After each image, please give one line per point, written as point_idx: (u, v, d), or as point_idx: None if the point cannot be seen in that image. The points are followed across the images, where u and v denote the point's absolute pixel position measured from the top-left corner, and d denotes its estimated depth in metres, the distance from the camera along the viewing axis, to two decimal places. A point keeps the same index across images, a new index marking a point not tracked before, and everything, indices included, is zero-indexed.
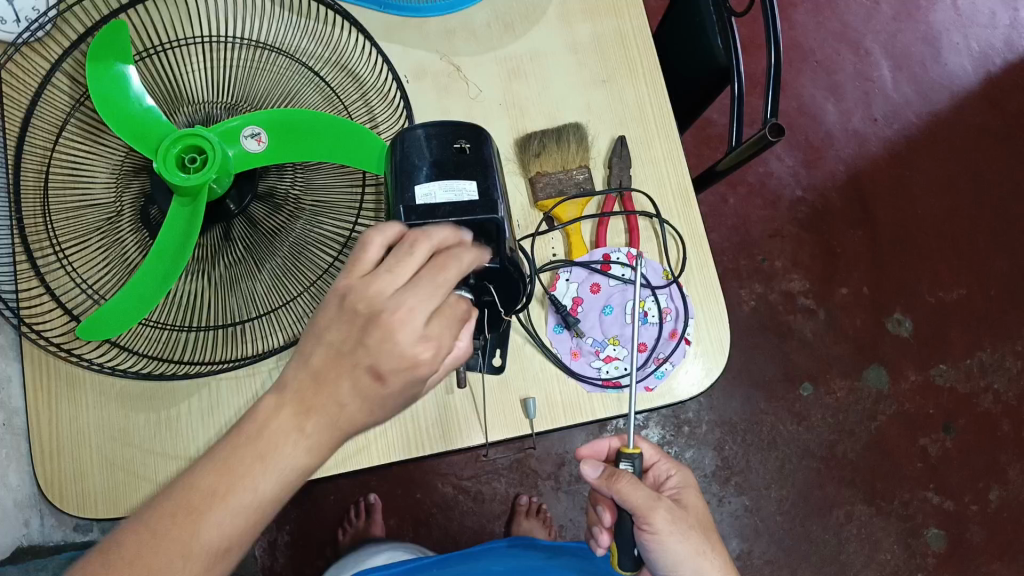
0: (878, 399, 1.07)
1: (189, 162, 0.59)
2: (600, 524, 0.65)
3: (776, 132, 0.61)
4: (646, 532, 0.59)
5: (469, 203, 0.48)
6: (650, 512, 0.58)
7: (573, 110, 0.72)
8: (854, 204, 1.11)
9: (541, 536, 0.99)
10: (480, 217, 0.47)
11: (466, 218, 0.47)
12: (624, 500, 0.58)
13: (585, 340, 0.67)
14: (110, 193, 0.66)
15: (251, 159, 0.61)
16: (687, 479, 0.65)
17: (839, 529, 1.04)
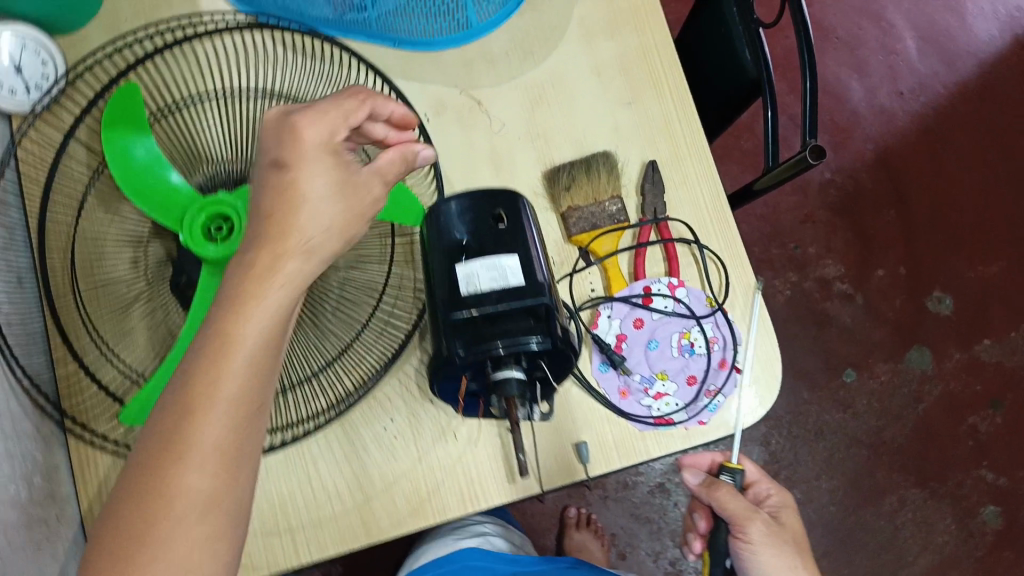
0: (924, 380, 1.05)
1: (215, 231, 0.63)
2: (697, 531, 0.64)
3: (818, 155, 0.59)
4: (741, 542, 0.56)
5: (516, 287, 0.46)
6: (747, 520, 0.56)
7: (602, 137, 0.69)
8: (885, 183, 1.09)
9: (595, 548, 0.99)
10: (529, 302, 0.45)
11: (514, 304, 0.45)
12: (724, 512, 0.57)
13: (632, 378, 0.65)
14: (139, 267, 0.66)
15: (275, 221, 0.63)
16: (785, 499, 0.61)
17: (893, 516, 1.03)
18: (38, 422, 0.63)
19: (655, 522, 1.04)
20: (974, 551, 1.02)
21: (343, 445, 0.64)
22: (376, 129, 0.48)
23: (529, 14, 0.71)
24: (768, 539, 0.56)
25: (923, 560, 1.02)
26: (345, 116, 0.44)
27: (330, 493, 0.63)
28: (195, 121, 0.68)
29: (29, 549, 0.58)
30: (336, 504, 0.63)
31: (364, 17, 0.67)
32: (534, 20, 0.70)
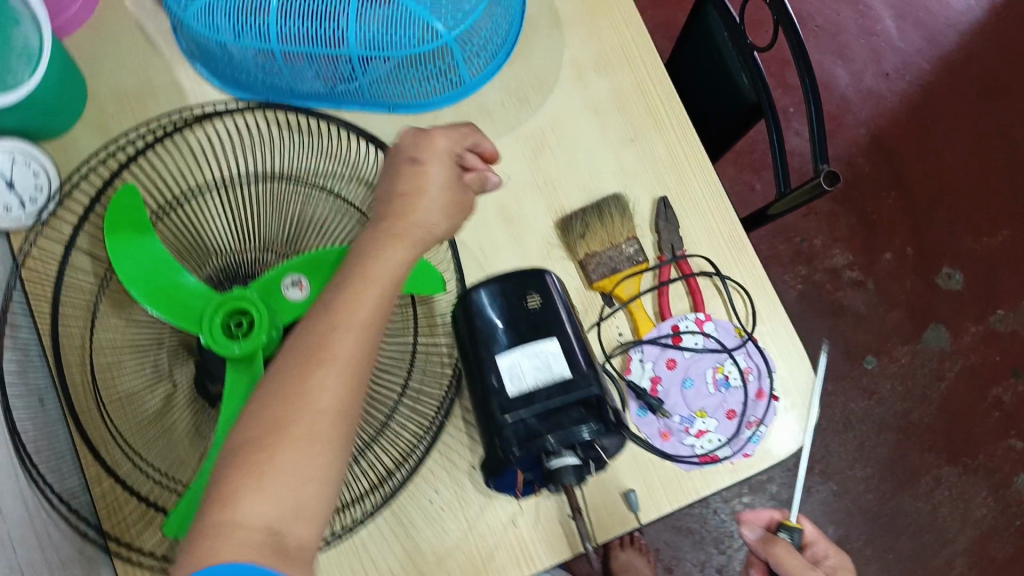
0: (944, 358, 1.05)
1: (236, 328, 0.62)
2: None
3: (831, 180, 0.58)
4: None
5: (563, 380, 0.46)
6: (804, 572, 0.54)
7: (609, 179, 0.68)
8: (882, 166, 1.09)
9: (642, 565, 0.99)
10: (579, 394, 0.45)
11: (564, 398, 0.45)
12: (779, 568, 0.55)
13: (672, 419, 0.65)
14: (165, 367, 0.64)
15: (296, 308, 0.63)
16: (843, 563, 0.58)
17: (930, 496, 1.03)
18: (77, 543, 0.62)
19: (697, 533, 1.04)
20: (1014, 521, 1.03)
21: (394, 526, 0.63)
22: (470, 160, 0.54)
23: (519, 63, 0.70)
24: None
25: (965, 536, 1.02)
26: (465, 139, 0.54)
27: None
28: (199, 215, 0.67)
29: None
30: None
31: (354, 86, 0.67)
32: (525, 68, 0.70)
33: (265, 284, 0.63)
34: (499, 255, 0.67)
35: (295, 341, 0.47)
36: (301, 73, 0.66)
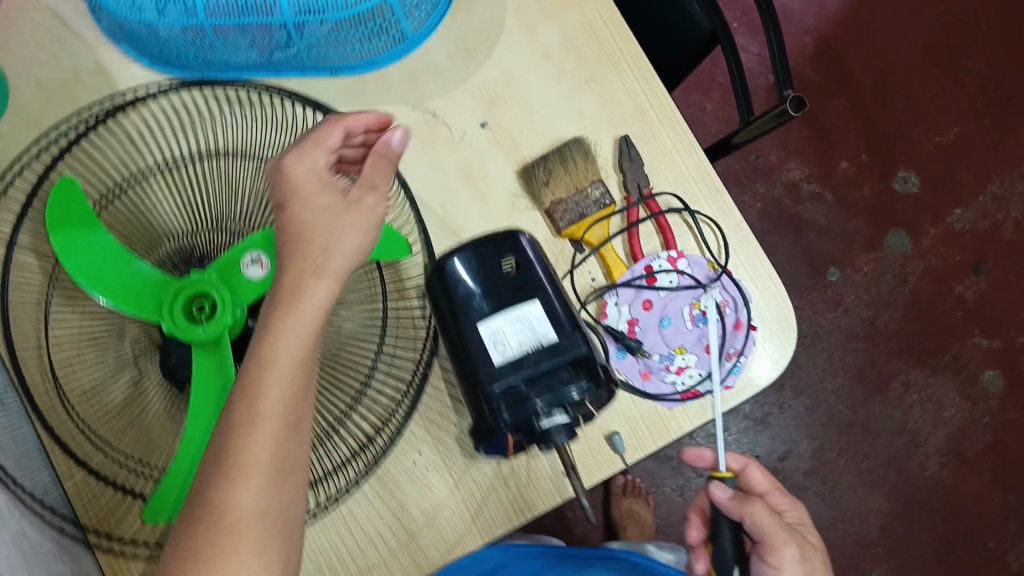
0: (906, 262, 1.07)
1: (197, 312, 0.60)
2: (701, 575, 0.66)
3: (798, 106, 0.57)
4: (770, 565, 0.60)
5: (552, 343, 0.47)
6: (780, 545, 0.60)
7: (568, 123, 0.66)
8: (829, 72, 1.10)
9: (645, 512, 1.01)
10: (573, 354, 0.46)
11: (557, 359, 0.46)
12: (753, 524, 0.60)
13: (651, 358, 0.65)
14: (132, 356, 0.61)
15: (259, 286, 0.60)
16: (799, 516, 0.65)
17: (900, 400, 1.06)
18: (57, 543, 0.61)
19: (675, 459, 1.06)
20: (982, 416, 1.06)
21: (378, 490, 0.64)
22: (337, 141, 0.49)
23: (461, 14, 0.68)
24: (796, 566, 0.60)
25: (937, 438, 1.05)
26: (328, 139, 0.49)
27: (373, 537, 0.63)
28: (148, 199, 0.63)
29: None
30: (384, 544, 0.63)
31: (292, 53, 0.64)
32: (468, 19, 0.68)
33: (223, 265, 0.60)
34: (465, 213, 0.66)
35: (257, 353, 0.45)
36: (235, 45, 0.62)
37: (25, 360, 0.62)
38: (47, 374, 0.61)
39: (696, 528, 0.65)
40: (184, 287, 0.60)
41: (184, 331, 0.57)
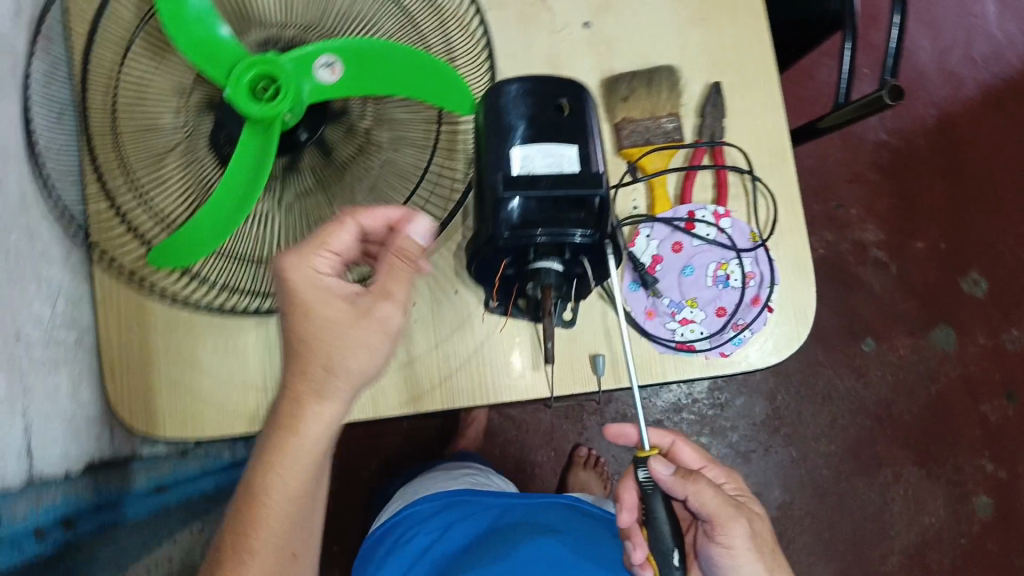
0: (943, 360, 1.04)
1: (261, 90, 0.57)
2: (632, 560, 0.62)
3: (895, 96, 0.57)
4: (722, 546, 0.61)
5: (570, 174, 0.44)
6: (729, 522, 0.60)
7: (667, 51, 0.66)
8: (940, 153, 1.08)
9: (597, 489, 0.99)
10: (583, 192, 0.44)
11: (568, 192, 0.44)
12: (701, 506, 0.60)
13: (661, 300, 0.64)
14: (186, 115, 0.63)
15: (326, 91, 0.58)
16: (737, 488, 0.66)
17: (884, 489, 1.03)
18: (65, 249, 0.64)
19: None
20: (960, 537, 1.02)
21: None
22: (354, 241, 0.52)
23: None
24: (746, 545, 0.60)
25: (906, 538, 1.02)
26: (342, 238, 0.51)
27: None
28: None
29: (45, 366, 0.60)
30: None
31: None
32: None
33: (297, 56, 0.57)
34: None
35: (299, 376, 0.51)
36: None
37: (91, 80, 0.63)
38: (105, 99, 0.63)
39: (627, 511, 0.61)
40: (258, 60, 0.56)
41: (244, 103, 0.55)
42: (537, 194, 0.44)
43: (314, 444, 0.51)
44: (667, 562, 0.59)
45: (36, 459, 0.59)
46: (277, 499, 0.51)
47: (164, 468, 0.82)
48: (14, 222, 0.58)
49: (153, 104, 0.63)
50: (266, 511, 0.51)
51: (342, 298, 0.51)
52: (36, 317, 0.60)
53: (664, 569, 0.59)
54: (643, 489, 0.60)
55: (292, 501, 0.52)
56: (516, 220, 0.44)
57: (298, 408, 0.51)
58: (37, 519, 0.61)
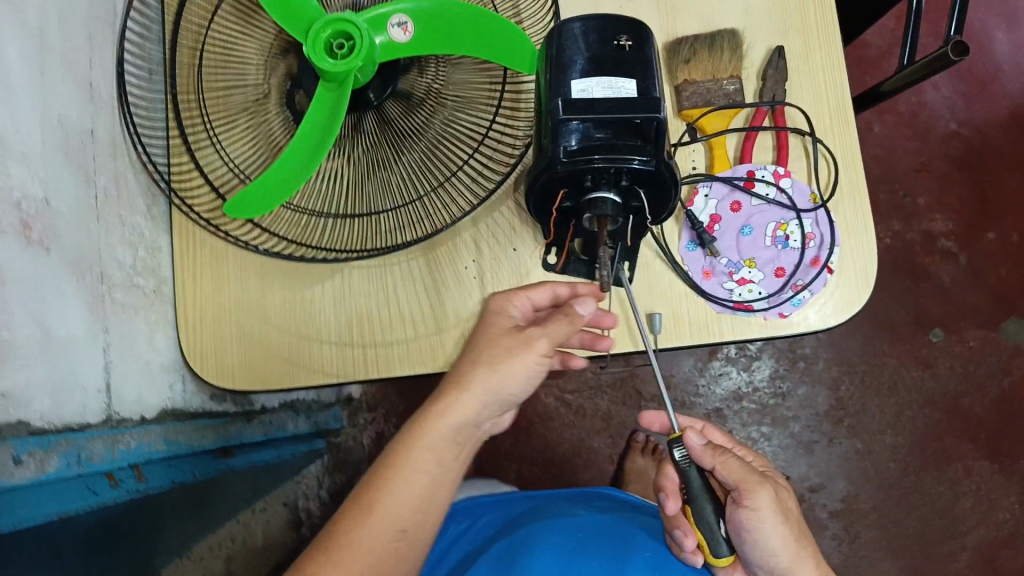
0: (1016, 354, 1.01)
1: (337, 48, 0.62)
2: (683, 545, 0.66)
3: (960, 53, 0.57)
4: (748, 509, 0.60)
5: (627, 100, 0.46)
6: (756, 488, 0.60)
7: (731, 14, 0.67)
8: (1017, 144, 1.05)
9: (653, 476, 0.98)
10: (641, 116, 0.45)
11: (626, 115, 0.45)
12: (726, 476, 0.61)
13: (719, 260, 0.64)
14: (260, 78, 0.67)
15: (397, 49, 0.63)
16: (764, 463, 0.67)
17: (954, 484, 1.01)
18: (149, 200, 0.68)
19: None
20: None
21: (426, 276, 0.67)
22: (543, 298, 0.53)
23: None
24: (773, 508, 0.60)
25: (978, 534, 1.00)
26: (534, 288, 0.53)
27: (406, 318, 0.67)
28: None
29: (125, 310, 0.63)
30: (417, 327, 0.67)
31: None
32: None
33: (371, 16, 0.62)
34: None
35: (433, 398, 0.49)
36: None
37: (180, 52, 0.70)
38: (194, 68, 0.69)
39: (668, 498, 0.66)
40: (333, 18, 0.61)
41: (317, 52, 0.59)
42: (594, 117, 0.45)
43: (435, 462, 0.48)
44: (714, 534, 0.63)
45: (114, 398, 0.61)
46: (390, 512, 0.47)
47: (230, 429, 0.80)
48: (103, 167, 0.63)
49: (234, 64, 0.67)
50: (370, 529, 0.46)
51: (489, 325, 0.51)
52: (119, 261, 0.63)
53: (712, 541, 0.63)
54: (680, 466, 0.62)
55: (407, 518, 0.47)
56: (576, 147, 0.45)
57: (419, 426, 0.48)
58: (113, 462, 0.61)
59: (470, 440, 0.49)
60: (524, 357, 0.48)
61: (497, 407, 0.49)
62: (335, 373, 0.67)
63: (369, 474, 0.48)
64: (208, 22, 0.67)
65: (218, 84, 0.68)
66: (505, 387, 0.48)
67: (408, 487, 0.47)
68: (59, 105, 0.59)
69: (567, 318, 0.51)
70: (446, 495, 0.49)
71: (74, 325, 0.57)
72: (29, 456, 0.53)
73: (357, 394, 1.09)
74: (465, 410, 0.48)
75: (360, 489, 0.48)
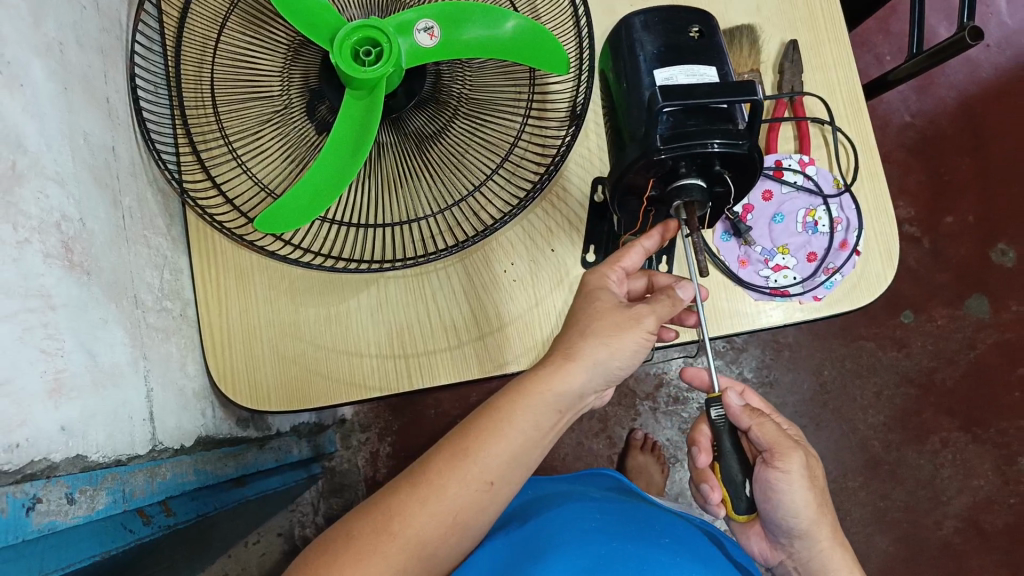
0: (980, 328, 1.08)
1: (364, 56, 0.57)
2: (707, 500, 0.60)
3: (975, 36, 0.59)
4: (777, 471, 0.55)
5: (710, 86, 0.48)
6: (788, 451, 0.55)
7: (744, 10, 0.69)
8: (965, 132, 1.12)
9: (655, 472, 0.99)
10: (735, 97, 0.45)
11: (722, 97, 0.45)
12: (760, 438, 0.57)
13: (753, 249, 0.66)
14: (278, 86, 0.63)
15: (424, 56, 0.58)
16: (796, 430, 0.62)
17: (934, 455, 1.06)
18: (167, 221, 0.64)
19: None
20: (1010, 498, 1.05)
21: (465, 283, 0.66)
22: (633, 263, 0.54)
23: None
24: (803, 472, 0.55)
25: (959, 502, 1.05)
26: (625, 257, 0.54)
27: (447, 324, 0.66)
28: None
29: (159, 333, 0.60)
30: (460, 335, 0.66)
31: None
32: None
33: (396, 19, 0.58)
34: None
35: (527, 379, 0.50)
36: None
37: (186, 66, 0.66)
38: (204, 83, 0.66)
39: (704, 453, 0.59)
40: (359, 24, 0.57)
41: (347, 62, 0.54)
42: (690, 101, 0.45)
43: (526, 441, 0.49)
44: (737, 490, 0.57)
45: (157, 427, 0.58)
46: (472, 475, 0.47)
47: (246, 457, 0.77)
48: (126, 187, 0.58)
49: (251, 76, 0.64)
50: (441, 491, 0.47)
51: (575, 317, 0.52)
52: (149, 283, 0.59)
53: (734, 497, 0.57)
54: (715, 426, 0.57)
55: (482, 486, 0.48)
56: (666, 131, 0.46)
57: (510, 405, 0.49)
58: (149, 493, 0.58)
59: (558, 420, 0.50)
60: (632, 332, 0.50)
61: (602, 380, 0.50)
62: (377, 388, 0.65)
63: (446, 435, 0.50)
64: (220, 33, 0.63)
65: (234, 97, 0.65)
66: (613, 360, 0.50)
67: (496, 457, 0.48)
68: (84, 123, 0.54)
69: (669, 297, 0.52)
70: (534, 460, 0.50)
71: (117, 356, 0.53)
72: (81, 493, 0.49)
73: (350, 415, 1.07)
74: (569, 379, 0.49)
75: (436, 448, 0.49)
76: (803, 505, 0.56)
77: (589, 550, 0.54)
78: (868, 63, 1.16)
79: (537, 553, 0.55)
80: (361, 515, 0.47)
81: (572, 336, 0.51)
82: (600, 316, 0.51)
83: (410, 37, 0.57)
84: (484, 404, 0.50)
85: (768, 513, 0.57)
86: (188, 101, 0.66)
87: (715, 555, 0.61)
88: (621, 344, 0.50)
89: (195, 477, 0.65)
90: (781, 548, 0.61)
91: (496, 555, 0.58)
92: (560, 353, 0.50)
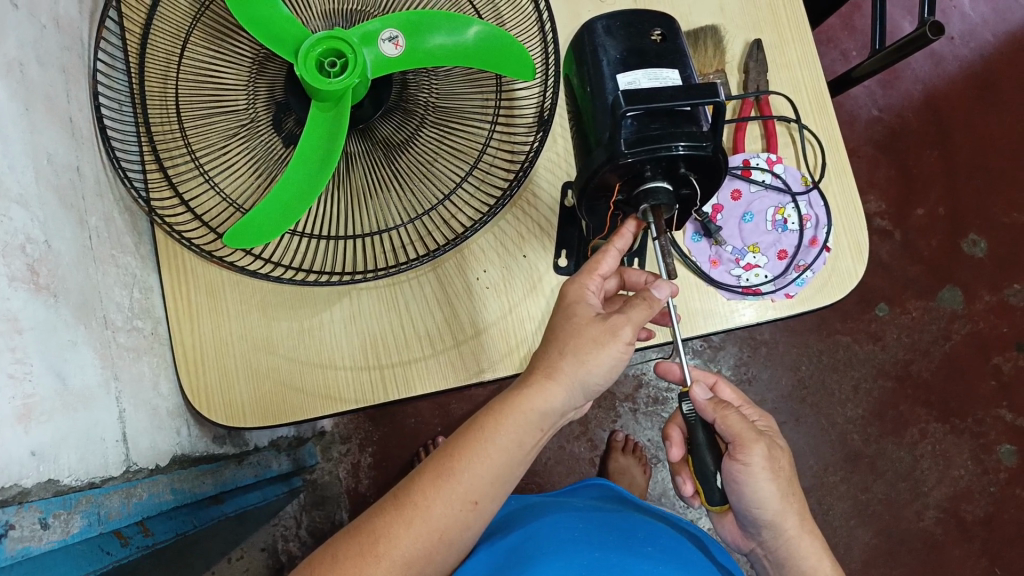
0: (954, 318, 1.09)
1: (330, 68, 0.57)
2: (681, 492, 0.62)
3: (936, 32, 0.60)
4: (738, 463, 0.56)
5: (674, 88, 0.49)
6: (750, 443, 0.56)
7: (708, 12, 0.69)
8: (931, 125, 1.13)
9: (637, 473, 0.98)
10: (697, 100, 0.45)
11: (685, 99, 0.45)
12: (726, 429, 0.57)
13: (724, 249, 0.66)
14: (243, 100, 0.63)
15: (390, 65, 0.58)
16: (769, 425, 0.63)
17: (913, 447, 1.06)
18: (135, 239, 0.63)
19: None
20: (989, 486, 1.06)
21: (438, 292, 0.66)
22: (608, 266, 0.54)
23: None
24: (765, 464, 0.56)
25: (939, 493, 1.06)
26: (599, 263, 0.54)
27: (422, 333, 0.66)
28: None
29: (130, 354, 0.59)
30: (435, 344, 0.66)
31: None
32: None
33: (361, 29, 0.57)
34: None
35: (509, 396, 0.50)
36: None
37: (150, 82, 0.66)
38: (168, 99, 0.66)
39: (674, 445, 0.61)
40: (324, 36, 0.56)
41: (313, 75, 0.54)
42: (653, 105, 0.46)
43: (508, 460, 0.49)
44: (709, 483, 0.58)
45: (131, 448, 0.57)
46: (454, 494, 0.48)
47: (224, 474, 0.77)
48: (92, 207, 0.58)
49: (215, 90, 0.64)
50: (425, 513, 0.47)
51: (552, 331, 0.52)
52: (119, 303, 0.59)
53: (707, 490, 0.58)
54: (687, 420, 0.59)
55: (465, 506, 0.48)
56: (630, 136, 0.47)
57: (492, 425, 0.49)
58: (126, 515, 0.57)
59: (540, 437, 0.51)
60: (609, 346, 0.49)
61: (581, 395, 0.51)
62: (353, 400, 0.65)
63: (429, 455, 0.50)
64: (183, 48, 0.63)
65: (200, 112, 0.65)
66: (591, 377, 0.49)
67: (479, 476, 0.48)
68: (48, 143, 0.54)
69: (643, 300, 0.51)
70: (517, 479, 0.50)
71: (88, 376, 0.53)
72: (55, 518, 0.49)
73: (329, 427, 1.06)
74: (550, 397, 0.49)
75: (420, 469, 0.49)
76: (781, 506, 0.56)
77: (575, 560, 0.54)
78: (834, 59, 1.17)
79: (525, 561, 0.55)
80: (348, 539, 0.48)
81: (550, 351, 0.51)
82: (576, 329, 0.50)
83: (375, 47, 0.57)
84: (467, 424, 0.51)
85: (747, 512, 0.58)
86: (153, 117, 0.66)
87: (699, 559, 0.62)
88: (599, 362, 0.49)
89: (173, 497, 0.65)
90: (752, 536, 0.61)
91: (483, 559, 0.58)
92: (539, 371, 0.50)
